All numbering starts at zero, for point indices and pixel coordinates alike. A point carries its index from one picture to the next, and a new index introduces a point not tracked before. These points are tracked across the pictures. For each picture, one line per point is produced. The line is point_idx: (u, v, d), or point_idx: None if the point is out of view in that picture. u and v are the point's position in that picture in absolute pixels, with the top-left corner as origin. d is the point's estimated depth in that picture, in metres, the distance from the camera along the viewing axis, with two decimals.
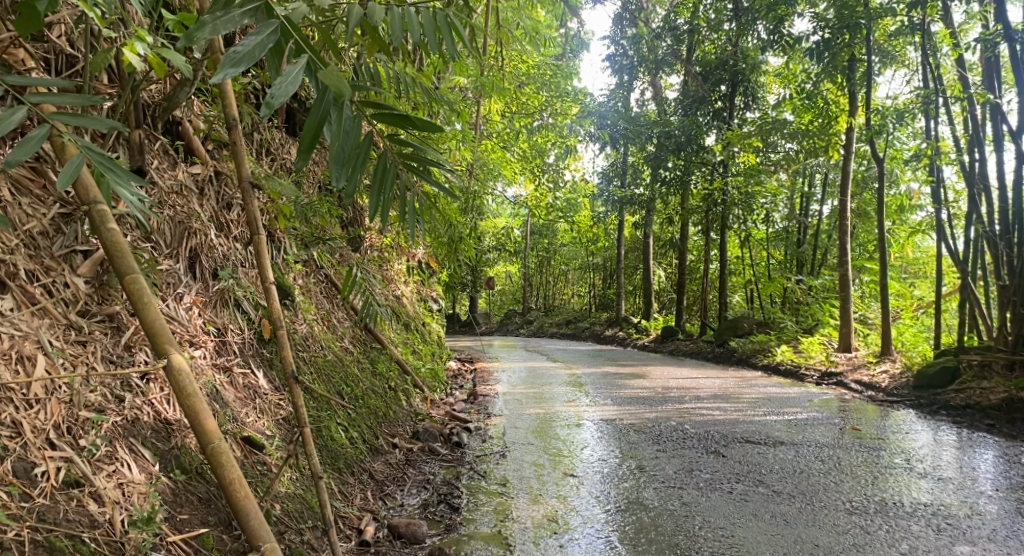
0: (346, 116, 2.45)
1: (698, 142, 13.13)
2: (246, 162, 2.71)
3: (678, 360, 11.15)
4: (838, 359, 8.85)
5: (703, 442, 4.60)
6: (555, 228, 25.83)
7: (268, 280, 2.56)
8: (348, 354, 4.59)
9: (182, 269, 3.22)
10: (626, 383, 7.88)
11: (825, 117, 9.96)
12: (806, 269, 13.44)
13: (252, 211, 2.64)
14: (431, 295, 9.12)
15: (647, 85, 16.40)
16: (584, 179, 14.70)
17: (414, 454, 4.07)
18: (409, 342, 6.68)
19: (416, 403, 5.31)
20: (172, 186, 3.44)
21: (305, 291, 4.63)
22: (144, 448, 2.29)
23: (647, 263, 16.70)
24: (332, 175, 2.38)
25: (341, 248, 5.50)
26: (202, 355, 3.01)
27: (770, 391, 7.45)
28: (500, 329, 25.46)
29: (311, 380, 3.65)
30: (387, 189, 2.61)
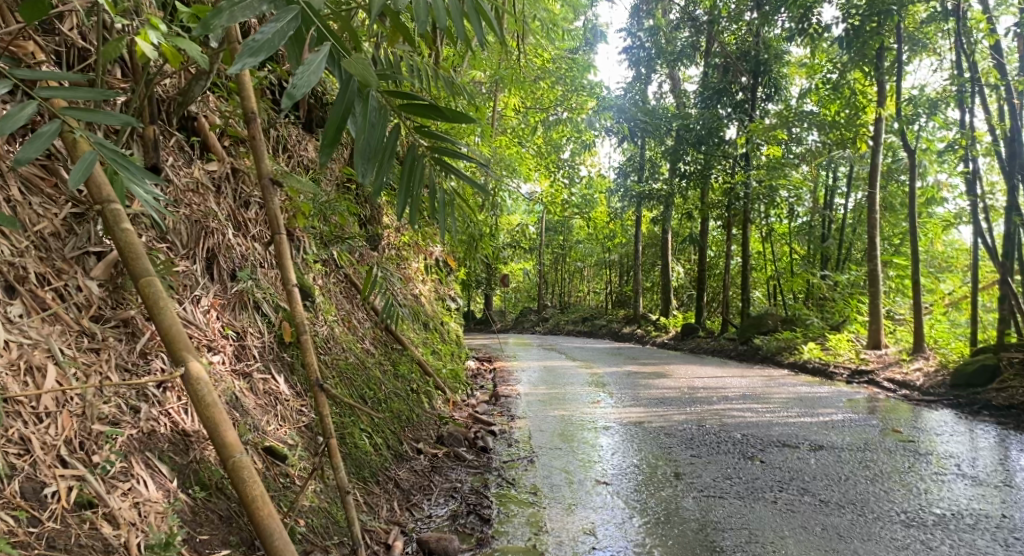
0: (372, 107, 2.31)
1: (719, 135, 12.89)
2: (266, 157, 2.56)
3: (700, 357, 10.96)
4: (868, 356, 8.62)
5: (739, 446, 4.42)
6: (571, 224, 25.64)
7: (290, 280, 2.41)
8: (369, 356, 4.44)
9: (200, 271, 3.08)
10: (650, 383, 7.70)
11: (852, 108, 9.71)
12: (830, 264, 13.19)
13: (273, 208, 2.50)
14: (449, 293, 8.98)
15: (665, 78, 16.18)
16: (601, 175, 14.50)
17: (440, 460, 3.92)
18: (429, 341, 6.53)
19: (439, 406, 5.17)
20: (188, 184, 3.32)
21: (326, 292, 4.49)
22: (162, 463, 2.15)
23: (666, 259, 16.47)
24: (358, 171, 2.24)
25: (361, 246, 5.36)
26: (220, 361, 2.88)
27: (800, 390, 7.24)
28: (516, 325, 25.35)
29: (333, 385, 3.50)
30: (415, 184, 2.44)
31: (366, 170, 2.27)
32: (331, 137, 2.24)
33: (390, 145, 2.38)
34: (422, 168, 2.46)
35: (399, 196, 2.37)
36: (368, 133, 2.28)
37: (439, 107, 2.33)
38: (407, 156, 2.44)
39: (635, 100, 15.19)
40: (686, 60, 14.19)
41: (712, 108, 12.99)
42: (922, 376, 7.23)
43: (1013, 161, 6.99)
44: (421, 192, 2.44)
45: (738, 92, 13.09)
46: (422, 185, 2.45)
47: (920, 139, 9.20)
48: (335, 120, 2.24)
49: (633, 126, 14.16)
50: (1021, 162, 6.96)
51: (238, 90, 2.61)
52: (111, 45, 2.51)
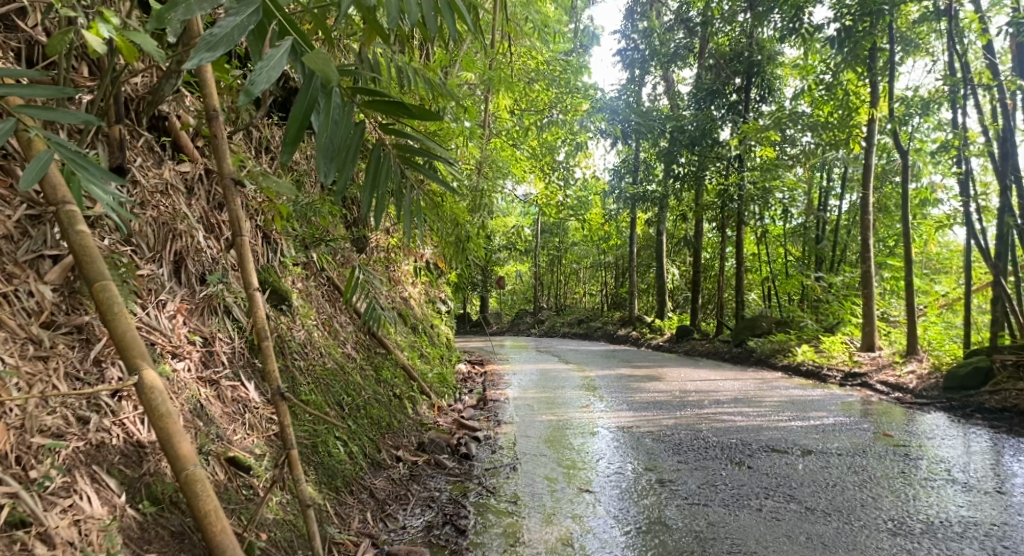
0: (335, 104, 2.22)
1: (713, 137, 12.83)
2: (228, 157, 2.47)
3: (694, 360, 10.87)
4: (862, 359, 8.54)
5: (726, 452, 4.33)
6: (566, 226, 25.54)
7: (250, 285, 2.32)
8: (350, 361, 4.35)
9: (166, 275, 3.00)
10: (642, 386, 7.61)
11: (845, 109, 9.64)
12: (825, 266, 13.11)
13: (234, 210, 2.41)
14: (440, 296, 8.88)
15: (659, 79, 16.10)
16: (594, 177, 14.43)
17: (419, 468, 3.83)
18: (417, 345, 6.44)
19: (424, 411, 5.07)
20: (157, 186, 3.22)
21: (305, 295, 4.40)
22: (109, 477, 2.07)
23: (661, 261, 16.40)
24: (320, 170, 2.15)
25: (344, 248, 5.27)
26: (185, 368, 2.78)
27: (793, 393, 7.16)
28: (511, 328, 25.24)
29: (307, 392, 3.42)
30: (381, 185, 2.41)
31: (329, 169, 2.18)
32: (292, 135, 2.16)
33: (355, 143, 2.30)
34: (388, 168, 2.43)
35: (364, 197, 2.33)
36: (331, 131, 2.19)
37: (407, 104, 2.25)
38: (372, 156, 2.41)
39: (629, 101, 15.11)
40: (679, 61, 14.25)
41: (706, 110, 12.91)
42: (916, 378, 7.14)
43: (1006, 162, 6.91)
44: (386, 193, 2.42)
45: (732, 93, 13.00)
46: (387, 185, 2.42)
47: (914, 139, 9.13)
48: (297, 118, 2.16)
49: (627, 127, 14.09)
50: (1014, 163, 6.88)
51: (199, 84, 2.53)
52: (57, 38, 2.36)
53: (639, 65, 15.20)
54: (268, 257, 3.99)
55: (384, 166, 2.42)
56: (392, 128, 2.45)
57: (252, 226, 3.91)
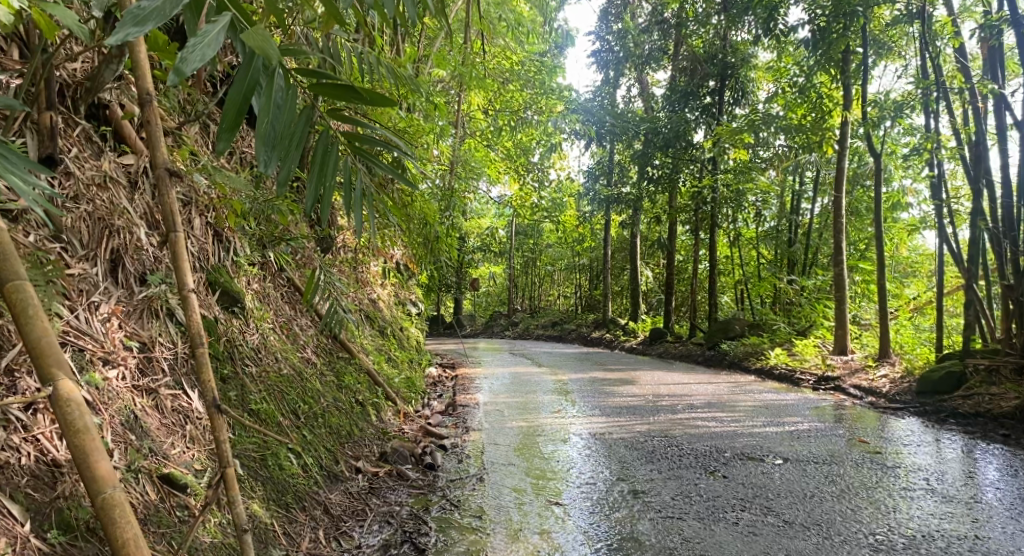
0: (278, 87, 2.02)
1: (687, 139, 12.77)
2: (161, 146, 2.22)
3: (668, 363, 10.74)
4: (835, 362, 8.48)
5: (701, 460, 4.17)
6: (540, 228, 25.40)
7: (184, 286, 2.10)
8: (309, 367, 4.13)
9: (100, 275, 2.78)
10: (615, 390, 7.46)
11: (818, 111, 9.59)
12: (797, 269, 13.09)
13: (167, 203, 2.17)
14: (410, 298, 8.67)
15: (634, 82, 15.99)
16: (569, 178, 14.27)
17: (380, 480, 3.63)
18: (384, 348, 6.23)
19: (389, 418, 4.86)
20: (94, 178, 2.99)
21: (261, 297, 4.17)
22: (12, 503, 1.86)
23: (635, 263, 16.29)
24: (259, 159, 1.94)
25: (306, 248, 5.04)
26: (118, 376, 2.55)
27: (767, 397, 7.05)
28: (485, 330, 25.02)
29: (259, 400, 3.20)
30: (328, 176, 2.22)
31: (270, 159, 1.98)
32: (230, 121, 1.97)
33: (300, 131, 2.09)
34: (337, 156, 2.24)
35: (309, 189, 2.15)
36: (272, 118, 1.99)
37: (356, 88, 2.04)
38: (319, 144, 2.22)
39: (604, 103, 15.00)
40: (654, 63, 14.30)
41: (680, 112, 12.84)
42: (889, 382, 7.08)
43: (978, 166, 6.87)
44: (335, 184, 2.24)
45: (706, 95, 12.93)
46: (336, 175, 2.24)
47: (886, 143, 9.11)
48: (235, 102, 1.96)
49: (601, 128, 13.98)
50: (986, 168, 6.85)
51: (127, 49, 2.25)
52: None
53: (614, 67, 15.11)
54: (219, 256, 3.77)
55: (332, 154, 2.23)
56: (340, 114, 2.26)
57: (201, 222, 3.68)
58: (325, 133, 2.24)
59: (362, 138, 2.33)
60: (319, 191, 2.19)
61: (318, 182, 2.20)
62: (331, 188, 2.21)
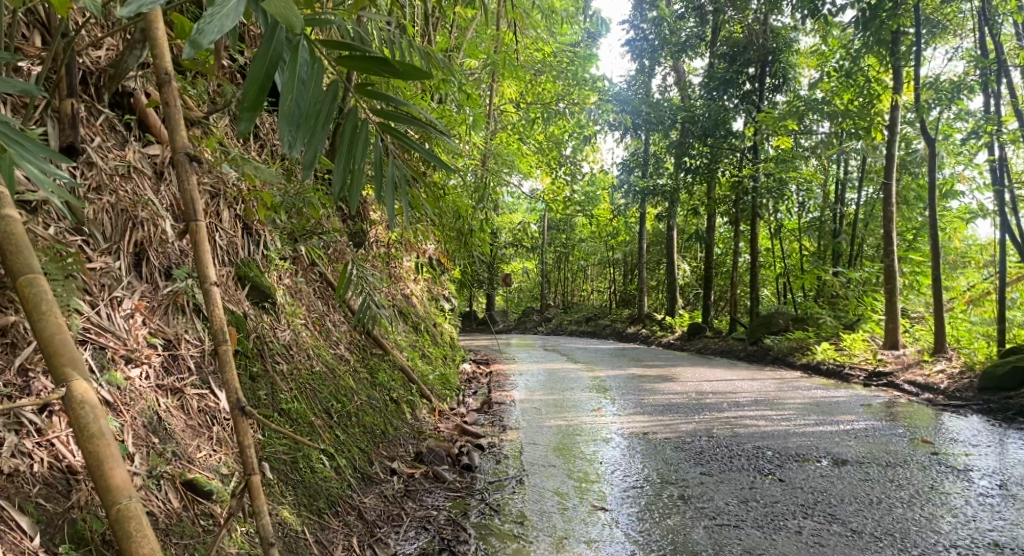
0: (302, 60, 1.85)
1: (726, 128, 12.44)
2: (181, 127, 2.07)
3: (708, 359, 10.43)
4: (886, 357, 8.13)
5: (753, 462, 3.94)
6: (573, 223, 25.15)
7: (206, 279, 1.94)
8: (341, 364, 3.98)
9: (123, 268, 2.64)
10: (655, 387, 7.22)
11: (866, 96, 9.21)
12: (842, 261, 12.66)
13: (187, 189, 2.02)
14: (443, 293, 8.51)
15: (669, 70, 15.60)
16: (602, 171, 14.00)
17: (416, 481, 3.47)
18: (417, 344, 6.08)
19: (424, 416, 4.70)
20: (117, 168, 2.86)
21: (293, 292, 4.03)
22: (22, 515, 1.74)
23: (671, 257, 15.96)
24: (283, 139, 1.79)
25: (337, 243, 4.89)
26: (141, 375, 2.42)
27: (817, 394, 6.75)
28: (518, 325, 24.84)
29: (288, 399, 3.05)
30: (357, 157, 2.06)
31: (295, 139, 1.83)
32: (252, 100, 1.82)
33: (327, 108, 1.93)
34: (366, 135, 2.08)
35: (337, 171, 1.99)
36: (296, 95, 1.84)
37: (388, 60, 1.87)
38: (347, 121, 2.05)
39: (638, 94, 14.68)
40: (691, 51, 13.91)
41: (718, 100, 12.50)
42: (946, 378, 6.74)
43: None
44: (365, 165, 2.08)
45: (745, 82, 12.54)
46: (366, 155, 2.08)
47: (940, 128, 8.70)
48: (256, 79, 1.81)
49: (636, 119, 13.70)
50: None
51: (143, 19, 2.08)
52: None
53: (649, 56, 14.79)
54: (248, 249, 3.63)
55: (361, 133, 2.08)
56: (368, 88, 2.09)
57: (230, 214, 3.55)
58: (353, 111, 2.07)
59: (392, 116, 2.17)
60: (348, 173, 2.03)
61: (346, 164, 2.04)
62: (361, 170, 2.06)
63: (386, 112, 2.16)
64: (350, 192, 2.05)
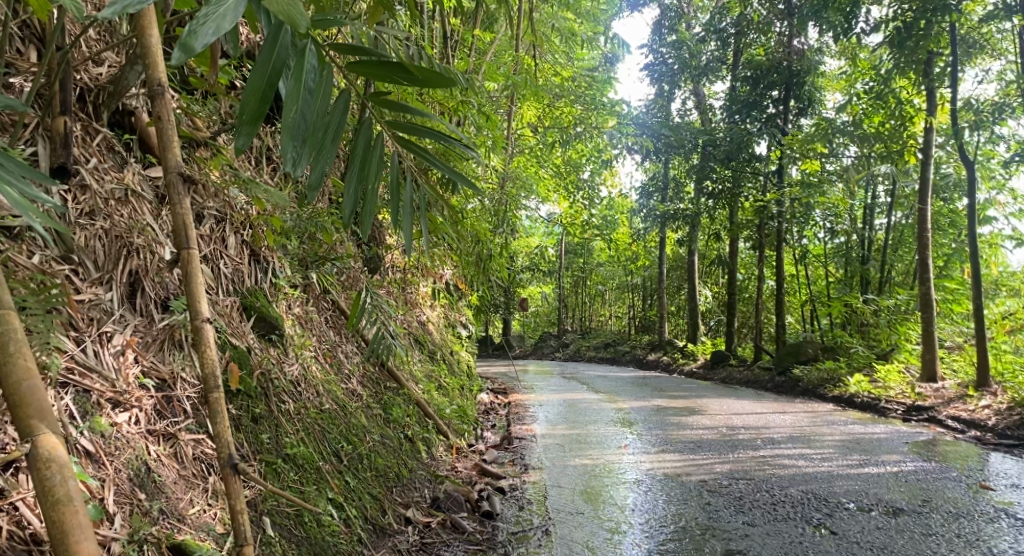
0: (309, 67, 1.62)
1: (748, 151, 12.15)
2: (175, 144, 1.85)
3: (734, 389, 10.07)
4: (923, 390, 7.75)
5: (801, 512, 3.62)
6: (590, 247, 24.87)
7: (198, 315, 1.73)
8: (354, 400, 3.73)
9: (115, 301, 2.41)
10: (682, 421, 6.88)
11: (897, 118, 8.92)
12: (871, 288, 12.27)
13: (179, 212, 1.80)
14: (460, 320, 8.26)
15: (689, 94, 15.35)
16: (620, 195, 13.74)
17: (432, 532, 3.19)
18: (434, 375, 5.82)
19: (441, 454, 4.43)
20: (114, 191, 2.64)
21: (303, 322, 3.80)
22: None
23: (693, 282, 15.60)
24: (285, 155, 1.56)
25: (351, 269, 4.66)
26: (129, 420, 2.18)
27: (855, 430, 6.39)
28: (534, 350, 24.46)
29: (294, 443, 2.79)
30: (371, 174, 1.81)
31: (299, 157, 1.59)
32: (252, 112, 1.60)
33: (336, 121, 1.70)
34: (381, 150, 1.82)
35: (347, 193, 1.75)
36: (301, 106, 1.60)
37: (406, 66, 1.63)
38: (361, 133, 1.81)
39: (657, 118, 14.44)
40: (711, 74, 13.69)
41: (741, 123, 12.20)
42: (993, 414, 6.36)
43: None
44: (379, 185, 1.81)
45: (769, 106, 12.20)
46: (381, 172, 1.82)
47: (978, 151, 8.37)
48: (257, 88, 1.60)
49: (657, 142, 13.46)
50: None
51: (133, 22, 1.86)
52: None
53: (668, 80, 14.56)
54: (256, 278, 3.41)
55: (376, 150, 1.82)
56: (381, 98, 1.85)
57: (236, 240, 3.32)
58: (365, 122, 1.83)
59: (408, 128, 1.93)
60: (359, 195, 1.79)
61: (360, 184, 1.79)
62: (376, 192, 1.81)
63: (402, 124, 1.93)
64: (363, 217, 1.80)
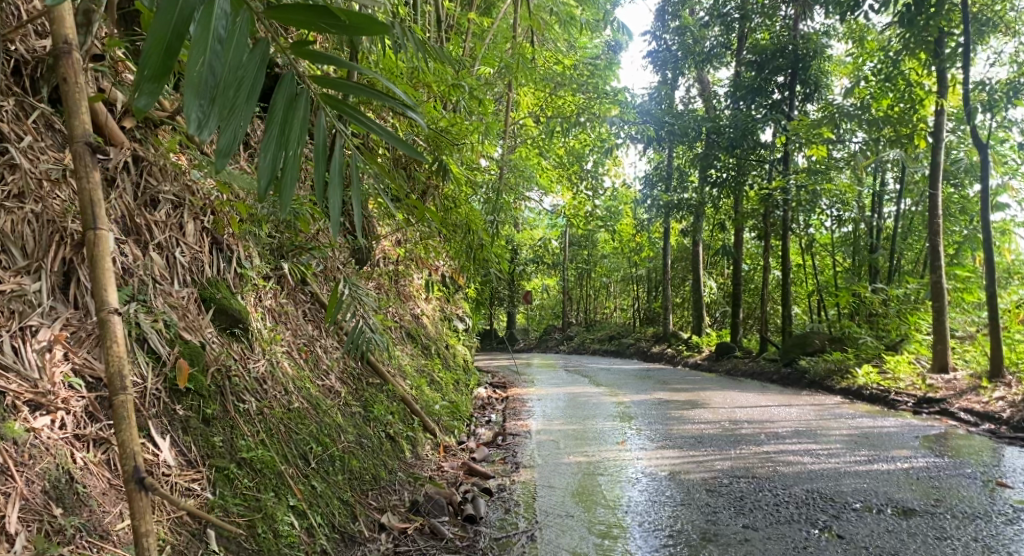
0: (219, 14, 1.47)
1: (753, 139, 11.81)
2: (82, 107, 1.64)
3: (740, 382, 9.81)
4: (935, 381, 7.49)
5: (806, 514, 3.38)
6: (595, 239, 24.58)
7: (105, 306, 1.51)
8: (329, 398, 3.50)
9: (45, 292, 2.19)
10: (685, 415, 6.64)
11: (907, 102, 8.60)
12: (880, 277, 11.96)
13: (86, 188, 1.58)
14: (456, 312, 8.03)
15: (693, 81, 15.02)
16: (622, 184, 13.45)
17: (406, 538, 2.97)
18: (426, 369, 5.60)
19: (427, 453, 4.20)
20: (49, 172, 2.38)
21: (275, 315, 3.56)
22: None
23: (697, 273, 15.32)
24: (189, 115, 1.39)
25: (333, 259, 4.43)
26: (51, 425, 1.97)
27: (865, 424, 6.13)
28: (538, 344, 24.22)
29: (251, 449, 2.55)
30: (292, 139, 1.62)
31: (206, 118, 1.43)
32: (156, 66, 1.41)
33: (252, 76, 1.51)
34: (305, 112, 1.64)
35: (261, 160, 1.56)
36: (209, 59, 1.45)
37: (331, 10, 1.45)
38: (282, 87, 1.62)
39: (661, 106, 14.13)
40: (715, 60, 13.48)
41: (746, 109, 11.87)
42: (1008, 406, 6.08)
43: None
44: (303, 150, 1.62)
45: (774, 91, 11.90)
46: (304, 138, 1.63)
47: (991, 135, 8.06)
48: (161, 37, 1.40)
49: (661, 130, 13.18)
50: None
51: None
52: None
53: (672, 67, 14.26)
54: (220, 268, 3.17)
55: (300, 108, 1.64)
56: (307, 49, 1.65)
57: (196, 227, 3.06)
58: (287, 77, 1.63)
59: (341, 87, 1.68)
60: (279, 164, 1.59)
61: (279, 150, 1.60)
62: (297, 158, 1.61)
63: (331, 80, 1.68)
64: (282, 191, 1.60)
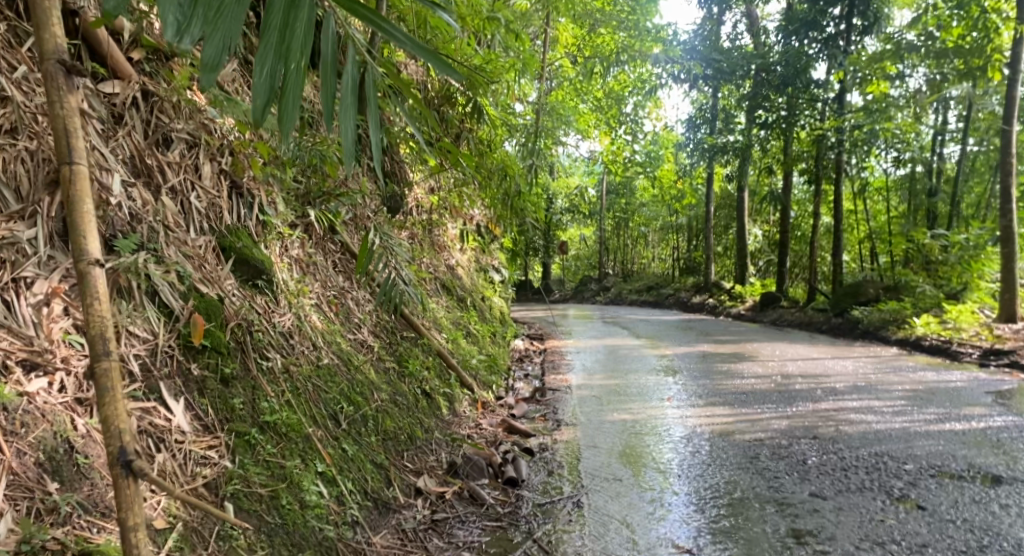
0: None
1: (806, 76, 11.22)
2: (54, 17, 1.40)
3: (788, 333, 9.44)
4: (1002, 332, 7.06)
5: (878, 480, 3.10)
6: (633, 186, 23.93)
7: (84, 257, 1.35)
8: (361, 352, 3.29)
9: (43, 241, 1.96)
10: (734, 369, 6.34)
11: (979, 31, 7.93)
12: (939, 223, 11.36)
13: (60, 113, 1.37)
14: (492, 263, 7.76)
15: (741, 17, 14.23)
16: (663, 128, 12.87)
17: (445, 504, 2.77)
18: (462, 321, 5.37)
19: (465, 410, 3.99)
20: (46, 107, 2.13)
21: (303, 265, 3.33)
22: None
23: (742, 221, 14.78)
24: (163, 17, 1.23)
25: (363, 207, 4.18)
26: (48, 388, 1.78)
27: (929, 378, 5.77)
28: (574, 294, 23.91)
29: (275, 412, 2.34)
30: (295, 49, 1.33)
31: (186, 22, 1.26)
32: None
33: None
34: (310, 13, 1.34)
35: (256, 76, 1.30)
36: None
37: None
38: None
39: (707, 43, 13.42)
40: None
41: (798, 46, 11.19)
42: None
43: None
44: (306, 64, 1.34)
45: (829, 25, 11.19)
46: (307, 47, 1.34)
47: None
48: None
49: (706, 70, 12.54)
50: None
51: None
52: None
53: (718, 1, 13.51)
54: (242, 214, 2.93)
55: (304, 8, 1.34)
56: None
57: (213, 168, 2.79)
58: None
59: None
60: (277, 80, 1.33)
61: (278, 63, 1.32)
62: (300, 72, 1.33)
63: None
64: (282, 112, 1.33)
